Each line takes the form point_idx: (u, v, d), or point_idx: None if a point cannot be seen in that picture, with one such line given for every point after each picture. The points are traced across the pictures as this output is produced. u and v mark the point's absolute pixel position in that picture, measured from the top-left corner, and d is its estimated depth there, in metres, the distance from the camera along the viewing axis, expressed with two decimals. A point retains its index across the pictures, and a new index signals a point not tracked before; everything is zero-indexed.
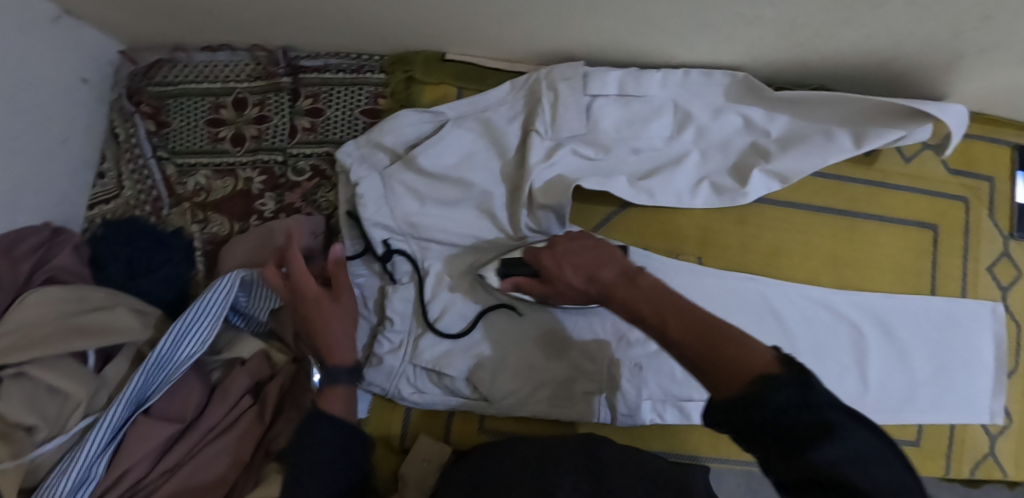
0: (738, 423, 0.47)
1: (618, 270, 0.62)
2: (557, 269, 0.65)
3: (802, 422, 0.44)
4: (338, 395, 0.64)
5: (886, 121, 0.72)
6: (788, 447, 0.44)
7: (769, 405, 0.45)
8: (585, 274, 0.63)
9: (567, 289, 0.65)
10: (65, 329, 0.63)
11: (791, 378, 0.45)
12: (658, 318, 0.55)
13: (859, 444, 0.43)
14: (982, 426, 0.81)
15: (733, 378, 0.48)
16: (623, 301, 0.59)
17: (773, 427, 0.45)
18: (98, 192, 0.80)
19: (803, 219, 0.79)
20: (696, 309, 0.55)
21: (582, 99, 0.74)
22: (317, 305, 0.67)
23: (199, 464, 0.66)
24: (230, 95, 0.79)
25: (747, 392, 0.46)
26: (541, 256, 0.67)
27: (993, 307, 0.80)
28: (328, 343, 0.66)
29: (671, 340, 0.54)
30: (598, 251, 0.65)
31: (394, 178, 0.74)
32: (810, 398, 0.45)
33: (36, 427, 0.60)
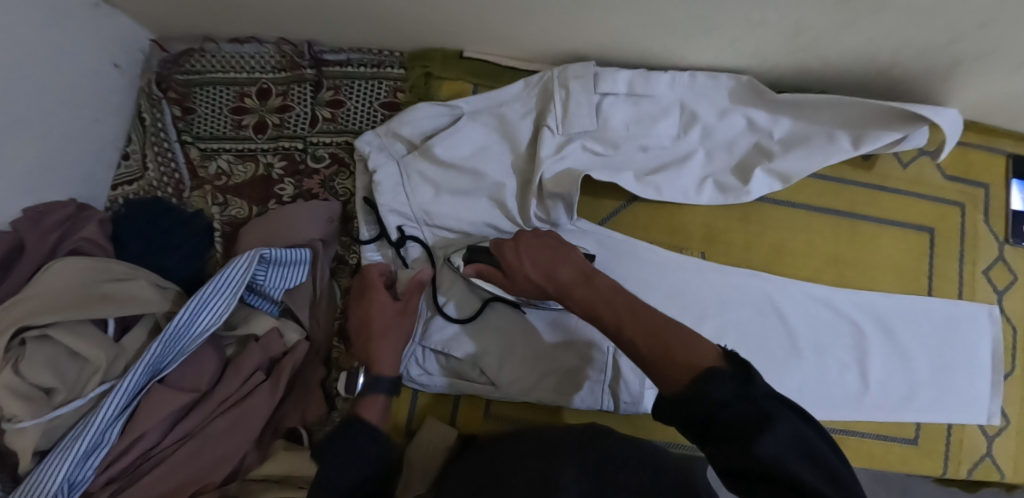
0: (686, 418, 0.50)
1: (576, 269, 0.66)
2: (515, 263, 0.68)
3: (741, 415, 0.48)
4: (375, 405, 0.65)
5: (885, 123, 0.75)
6: (730, 439, 0.47)
7: (713, 398, 0.49)
8: (545, 271, 0.66)
9: (523, 283, 0.68)
10: (88, 295, 0.65)
11: (732, 372, 0.50)
12: (614, 319, 0.60)
13: (792, 432, 0.47)
14: (979, 427, 0.82)
15: (682, 374, 0.52)
16: (580, 300, 0.63)
17: (716, 420, 0.48)
18: (121, 173, 0.83)
19: (805, 220, 0.81)
20: (645, 308, 0.60)
21: (592, 98, 0.76)
22: (382, 314, 0.70)
23: (209, 435, 0.68)
24: (255, 85, 0.83)
25: (693, 387, 0.50)
26: (503, 248, 0.69)
27: (990, 309, 0.82)
28: (377, 352, 0.68)
29: (625, 336, 0.58)
30: (555, 248, 0.68)
31: (410, 167, 0.76)
32: (749, 391, 0.49)
33: (56, 390, 0.62)
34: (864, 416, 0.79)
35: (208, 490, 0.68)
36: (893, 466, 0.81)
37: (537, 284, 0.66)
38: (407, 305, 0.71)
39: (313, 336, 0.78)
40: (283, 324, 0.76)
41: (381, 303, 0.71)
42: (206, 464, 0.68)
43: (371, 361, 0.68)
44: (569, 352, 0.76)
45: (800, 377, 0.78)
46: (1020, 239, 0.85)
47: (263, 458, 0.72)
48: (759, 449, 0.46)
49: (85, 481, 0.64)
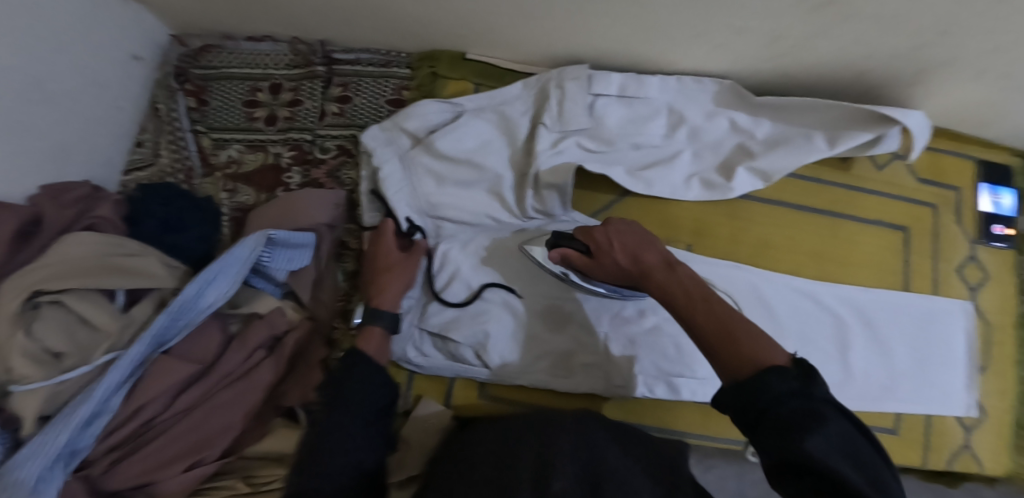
0: (741, 405, 0.51)
1: (663, 257, 0.65)
2: (606, 246, 0.68)
3: (799, 412, 0.49)
4: (374, 335, 0.71)
5: (859, 125, 0.80)
6: (784, 433, 0.48)
7: (772, 392, 0.50)
8: (632, 254, 0.66)
9: (609, 268, 0.67)
10: (103, 266, 0.68)
11: (796, 373, 0.50)
12: (689, 304, 0.59)
13: (844, 438, 0.48)
14: (957, 418, 0.86)
15: (742, 365, 0.53)
16: (661, 285, 0.62)
17: (773, 413, 0.49)
18: (133, 159, 0.86)
19: (788, 217, 0.85)
20: (722, 300, 0.59)
21: (586, 98, 0.80)
22: (387, 256, 0.76)
23: (212, 407, 0.70)
24: (268, 81, 0.88)
25: (753, 379, 0.51)
26: (593, 232, 0.69)
27: (963, 305, 0.87)
28: (381, 288, 0.74)
29: (695, 320, 0.58)
30: (645, 236, 0.67)
31: (414, 160, 0.80)
32: (810, 392, 0.50)
33: (65, 354, 0.65)
34: (848, 405, 0.82)
35: (207, 462, 0.69)
36: None
37: (622, 267, 0.66)
38: (411, 253, 0.77)
39: (315, 314, 0.81)
40: (286, 304, 0.78)
41: (388, 249, 0.77)
42: (207, 436, 0.69)
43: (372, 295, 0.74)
44: (564, 336, 0.79)
45: None
46: (990, 239, 0.89)
47: (260, 435, 0.74)
48: (812, 449, 0.47)
49: (85, 449, 0.65)
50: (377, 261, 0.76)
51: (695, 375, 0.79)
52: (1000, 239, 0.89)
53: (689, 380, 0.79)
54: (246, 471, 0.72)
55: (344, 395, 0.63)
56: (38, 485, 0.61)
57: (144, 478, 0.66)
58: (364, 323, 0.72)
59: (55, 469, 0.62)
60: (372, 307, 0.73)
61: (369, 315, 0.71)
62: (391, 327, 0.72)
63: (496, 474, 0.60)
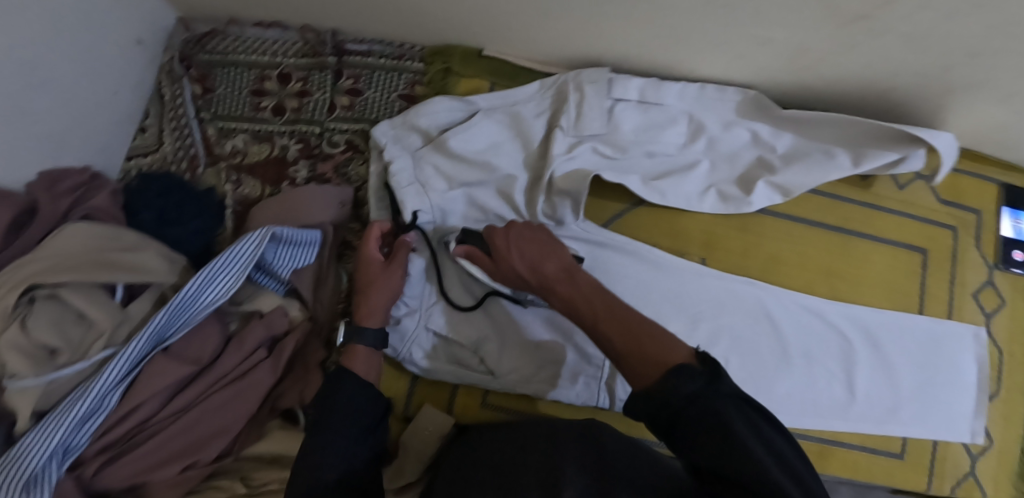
0: (656, 411, 0.50)
1: (562, 264, 0.65)
2: (504, 253, 0.67)
3: (704, 413, 0.48)
4: (361, 354, 0.68)
5: (882, 144, 0.77)
6: (701, 432, 0.48)
7: (678, 396, 0.49)
8: (531, 263, 0.65)
9: (510, 274, 0.67)
10: (100, 260, 0.66)
11: (702, 369, 0.49)
12: (590, 315, 0.59)
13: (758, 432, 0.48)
14: (963, 445, 0.85)
15: (648, 370, 0.53)
16: (564, 296, 0.62)
17: (681, 416, 0.48)
18: (137, 145, 0.85)
19: (804, 234, 0.83)
20: (619, 301, 0.60)
21: (605, 102, 0.77)
22: (369, 270, 0.73)
23: (208, 409, 0.68)
24: (276, 69, 0.85)
25: (660, 384, 0.50)
26: (493, 239, 0.68)
27: (975, 331, 0.85)
28: (365, 304, 0.71)
29: (600, 330, 0.58)
30: (543, 240, 0.67)
31: (424, 159, 0.77)
32: (714, 389, 0.49)
33: (59, 351, 0.63)
34: (850, 427, 0.81)
35: (201, 464, 0.68)
36: (879, 478, 0.83)
37: (522, 277, 0.66)
38: (394, 262, 0.73)
39: (315, 315, 0.78)
40: (288, 304, 0.76)
41: (373, 261, 0.74)
42: (202, 437, 0.68)
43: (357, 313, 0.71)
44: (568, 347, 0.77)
45: (789, 384, 0.79)
46: (1009, 265, 0.88)
47: (258, 436, 0.73)
48: (730, 443, 0.46)
49: (80, 447, 0.63)
50: (361, 274, 0.72)
51: None
52: (1019, 265, 0.88)
53: None
54: (240, 472, 0.71)
55: (334, 399, 0.63)
56: (30, 484, 0.60)
57: (137, 479, 0.65)
58: (348, 341, 0.69)
59: (48, 468, 0.61)
60: (356, 323, 0.70)
61: (352, 333, 0.69)
62: (377, 343, 0.70)
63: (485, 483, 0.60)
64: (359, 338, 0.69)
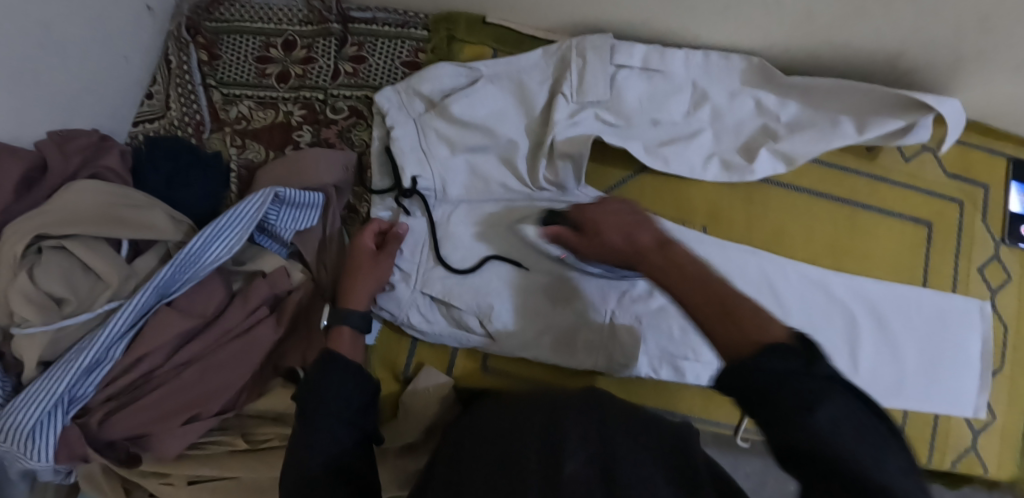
0: (737, 386, 0.42)
1: (657, 235, 0.54)
2: (596, 223, 0.57)
3: (796, 394, 0.40)
4: (345, 338, 0.69)
5: (888, 111, 0.76)
6: (785, 413, 0.40)
7: (770, 371, 0.41)
8: (624, 232, 0.55)
9: (602, 251, 0.57)
10: (107, 215, 0.68)
11: (801, 350, 0.41)
12: (686, 290, 0.48)
13: (860, 427, 0.39)
14: (966, 420, 0.84)
15: (738, 344, 0.43)
16: (653, 268, 0.51)
17: (769, 394, 0.41)
18: (143, 112, 0.86)
19: (808, 205, 0.82)
20: (723, 281, 0.48)
21: (607, 69, 0.76)
22: (358, 257, 0.72)
23: (212, 364, 0.69)
24: (281, 37, 0.86)
25: (750, 358, 0.42)
26: (584, 210, 0.60)
27: (981, 305, 0.83)
28: (353, 289, 0.71)
29: (688, 306, 0.48)
30: (641, 213, 0.57)
31: (428, 125, 0.77)
32: (811, 371, 0.40)
33: (67, 300, 0.64)
34: None
35: (204, 417, 0.69)
36: None
37: (615, 249, 0.55)
38: (384, 254, 0.73)
39: (318, 278, 0.79)
40: (290, 264, 0.76)
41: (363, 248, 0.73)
42: (206, 391, 0.69)
43: (343, 296, 0.71)
44: (569, 313, 0.76)
45: None
46: (1016, 241, 0.87)
47: (261, 393, 0.74)
48: (824, 432, 0.38)
49: (85, 397, 0.65)
50: (351, 261, 0.72)
51: (703, 359, 0.77)
52: None
53: (695, 364, 0.77)
54: (242, 429, 0.73)
55: (319, 396, 0.61)
56: (37, 430, 0.62)
57: (143, 428, 0.67)
58: (332, 324, 0.70)
59: (54, 415, 0.63)
60: (340, 307, 0.70)
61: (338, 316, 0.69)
62: (361, 329, 0.70)
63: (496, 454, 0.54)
64: (341, 320, 0.69)
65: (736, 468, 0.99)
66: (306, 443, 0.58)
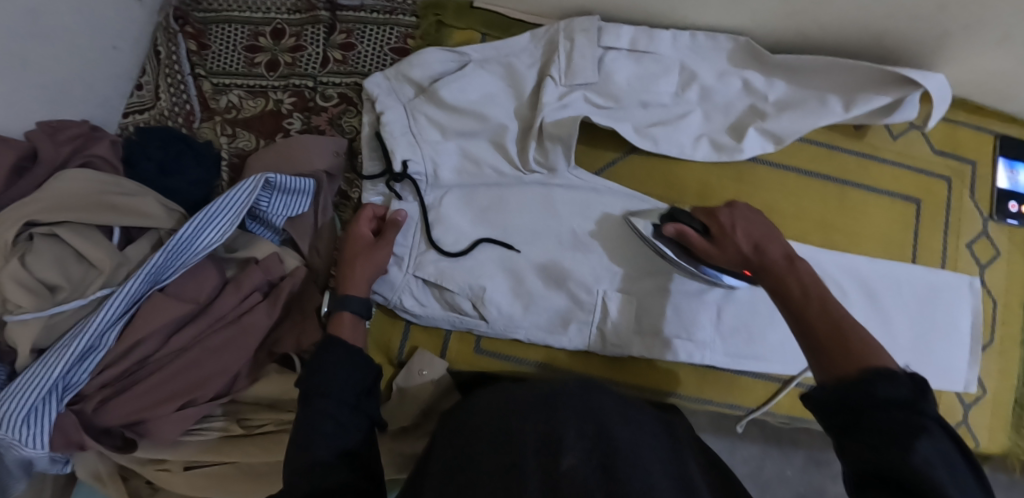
0: (837, 401, 0.47)
1: (784, 250, 0.62)
2: (727, 229, 0.66)
3: (897, 421, 0.43)
4: (347, 321, 0.68)
5: (874, 87, 0.76)
6: (881, 434, 0.43)
7: (879, 393, 0.44)
8: (754, 243, 0.63)
9: (733, 257, 0.65)
10: (98, 204, 0.68)
11: (911, 384, 0.44)
12: (800, 299, 0.56)
13: (957, 473, 0.41)
14: (957, 394, 0.84)
15: (848, 364, 0.48)
16: (779, 277, 0.59)
17: (867, 415, 0.45)
18: (133, 102, 0.86)
19: (798, 184, 0.83)
20: (839, 304, 0.54)
21: (595, 51, 0.77)
22: (358, 246, 0.72)
23: (206, 350, 0.70)
24: (269, 26, 0.86)
25: (860, 376, 0.46)
26: (718, 216, 0.68)
27: (971, 281, 0.84)
28: (349, 274, 0.70)
29: (805, 315, 0.55)
30: (770, 230, 0.65)
31: (417, 110, 0.77)
32: (918, 405, 0.44)
33: (60, 287, 0.65)
34: None
35: (200, 402, 0.70)
36: None
37: (744, 256, 0.63)
38: (383, 241, 0.72)
39: (309, 264, 0.79)
40: (283, 251, 0.77)
41: (360, 234, 0.73)
42: (202, 377, 0.69)
43: (343, 285, 0.70)
44: (562, 293, 0.76)
45: (783, 334, 0.79)
46: (1004, 216, 0.87)
47: (255, 379, 0.74)
48: (918, 466, 0.41)
49: (80, 384, 0.65)
50: (347, 246, 0.71)
51: (695, 338, 0.77)
52: (1015, 216, 0.88)
53: (688, 343, 0.77)
54: (237, 415, 0.74)
55: (319, 383, 0.60)
56: (32, 417, 0.62)
57: (138, 415, 0.67)
58: (332, 310, 0.69)
59: (48, 402, 0.63)
60: (340, 293, 0.69)
61: (340, 301, 0.68)
62: (362, 314, 0.69)
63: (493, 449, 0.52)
64: (343, 305, 0.68)
65: (732, 451, 1.01)
66: (310, 435, 0.57)
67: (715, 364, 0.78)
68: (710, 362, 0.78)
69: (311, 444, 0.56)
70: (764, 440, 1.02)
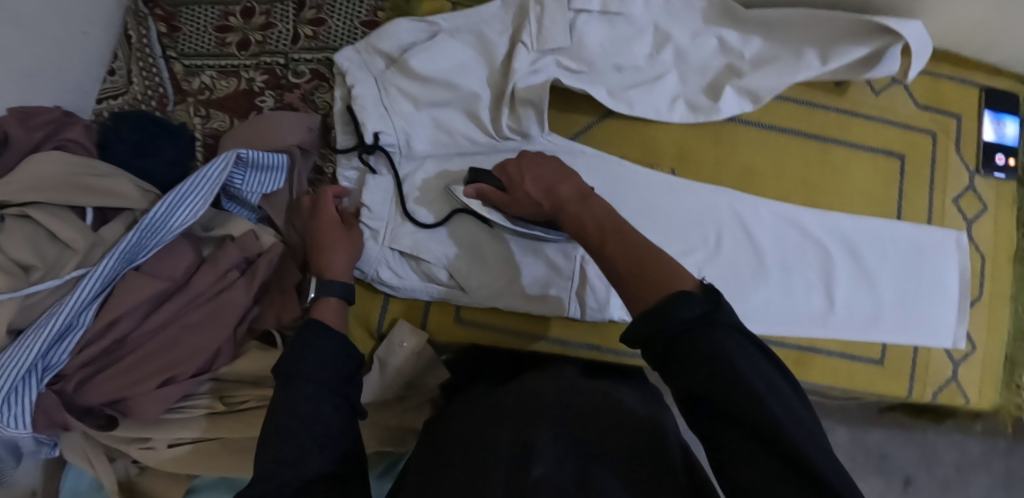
0: (646, 336, 0.47)
1: (575, 188, 0.61)
2: (518, 180, 0.66)
3: (699, 341, 0.45)
4: (330, 306, 0.65)
5: (852, 39, 0.75)
6: (693, 359, 0.45)
7: (678, 318, 0.45)
8: (544, 187, 0.63)
9: (528, 204, 0.64)
10: (71, 186, 0.68)
11: (706, 297, 0.46)
12: (598, 236, 0.55)
13: (772, 382, 0.45)
14: (945, 351, 0.84)
15: (650, 296, 0.48)
16: (576, 217, 0.58)
17: (676, 342, 0.46)
18: (107, 88, 0.85)
19: (778, 143, 0.81)
20: (631, 229, 0.55)
21: (565, 14, 0.74)
22: (330, 228, 0.70)
23: (185, 327, 0.70)
24: (239, 4, 0.85)
25: (660, 304, 0.47)
26: (508, 168, 0.67)
27: (957, 236, 0.84)
28: (331, 260, 0.68)
29: (605, 252, 0.54)
30: (560, 167, 0.65)
31: (389, 83, 0.75)
32: (715, 317, 0.46)
33: (34, 267, 0.65)
34: (829, 334, 0.80)
35: (180, 379, 0.69)
36: (859, 385, 0.82)
37: (536, 202, 0.63)
38: (352, 227, 0.72)
39: (287, 239, 0.79)
40: (259, 228, 0.76)
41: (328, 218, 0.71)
42: (181, 354, 0.69)
43: (324, 269, 0.68)
44: (538, 260, 0.76)
45: (767, 294, 0.79)
46: (990, 170, 0.86)
47: (234, 356, 0.74)
48: (735, 379, 0.44)
49: (59, 364, 0.65)
50: (322, 232, 0.69)
51: None
52: (1001, 170, 0.86)
53: None
54: (218, 392, 0.74)
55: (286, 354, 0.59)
56: (12, 396, 0.62)
57: (119, 393, 0.67)
58: (317, 295, 0.66)
59: (28, 382, 0.63)
60: (324, 278, 0.67)
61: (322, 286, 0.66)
62: (346, 298, 0.67)
63: (468, 459, 0.56)
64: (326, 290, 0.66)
65: None
66: (283, 402, 0.56)
67: None
68: None
69: (282, 412, 0.55)
70: None
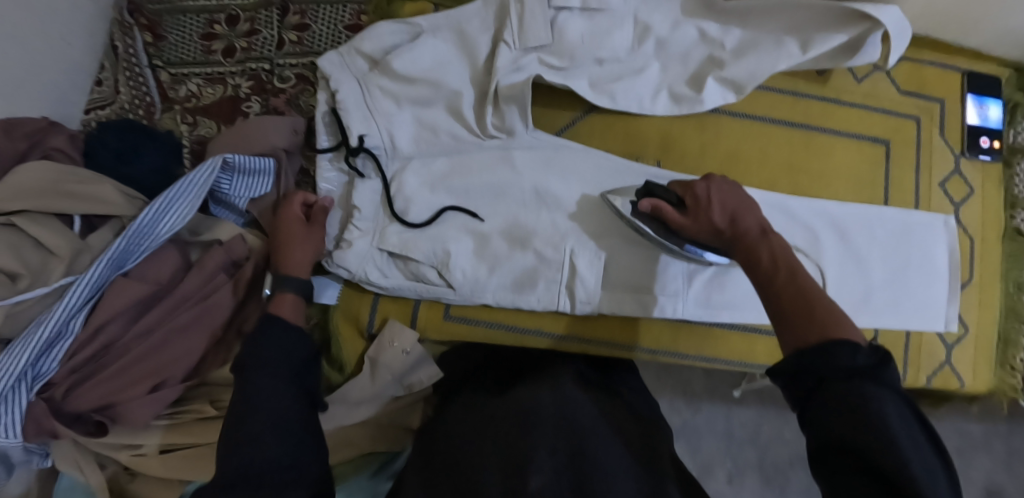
0: (799, 375, 0.49)
1: (757, 223, 0.61)
2: (704, 203, 0.64)
3: (853, 392, 0.46)
4: (287, 302, 0.68)
5: (828, 26, 0.75)
6: (844, 403, 0.46)
7: (840, 361, 0.47)
8: (729, 215, 0.62)
9: (707, 230, 0.63)
10: (57, 194, 0.68)
11: (875, 356, 0.48)
12: (770, 271, 0.57)
13: (912, 429, 0.46)
14: (937, 334, 0.84)
15: (810, 335, 0.50)
16: (749, 249, 0.59)
17: (830, 384, 0.47)
18: (94, 99, 0.86)
19: (760, 131, 0.82)
20: (808, 275, 0.55)
21: (546, 11, 0.75)
22: (292, 226, 0.72)
23: (171, 332, 0.69)
24: (224, 13, 0.88)
25: (825, 343, 0.48)
26: (694, 188, 0.66)
27: (945, 220, 0.84)
28: (291, 258, 0.70)
29: (773, 285, 0.56)
30: (745, 199, 0.64)
31: (371, 83, 0.75)
32: (878, 372, 0.47)
33: (19, 274, 0.64)
34: None
35: (171, 383, 0.70)
36: None
37: (718, 228, 0.62)
38: (315, 224, 0.73)
39: None
40: (246, 233, 0.77)
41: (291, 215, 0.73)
42: (167, 358, 0.69)
43: (283, 265, 0.70)
44: (528, 253, 0.76)
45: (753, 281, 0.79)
46: (976, 153, 0.86)
47: (225, 360, 0.75)
48: (878, 438, 0.44)
49: (50, 373, 0.66)
50: (282, 231, 0.72)
51: (664, 290, 0.77)
52: (987, 152, 0.86)
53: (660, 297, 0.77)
54: (209, 395, 0.74)
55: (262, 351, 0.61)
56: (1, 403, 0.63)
57: (108, 399, 0.67)
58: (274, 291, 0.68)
59: (17, 391, 0.63)
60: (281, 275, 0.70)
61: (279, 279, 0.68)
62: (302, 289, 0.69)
63: (461, 464, 0.57)
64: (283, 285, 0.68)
65: (729, 416, 1.06)
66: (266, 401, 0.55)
67: (688, 315, 0.78)
68: (683, 315, 0.78)
69: None
70: (762, 404, 1.06)
